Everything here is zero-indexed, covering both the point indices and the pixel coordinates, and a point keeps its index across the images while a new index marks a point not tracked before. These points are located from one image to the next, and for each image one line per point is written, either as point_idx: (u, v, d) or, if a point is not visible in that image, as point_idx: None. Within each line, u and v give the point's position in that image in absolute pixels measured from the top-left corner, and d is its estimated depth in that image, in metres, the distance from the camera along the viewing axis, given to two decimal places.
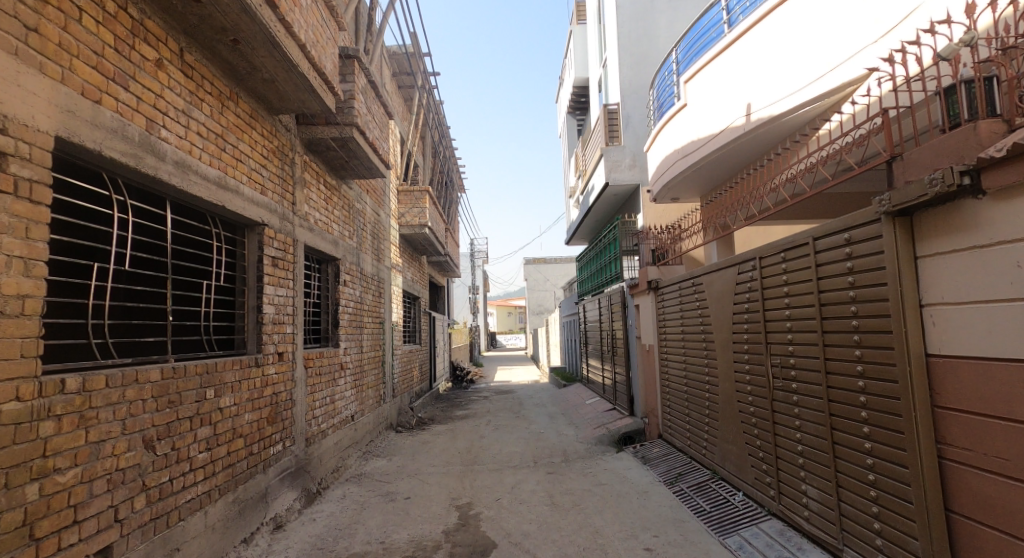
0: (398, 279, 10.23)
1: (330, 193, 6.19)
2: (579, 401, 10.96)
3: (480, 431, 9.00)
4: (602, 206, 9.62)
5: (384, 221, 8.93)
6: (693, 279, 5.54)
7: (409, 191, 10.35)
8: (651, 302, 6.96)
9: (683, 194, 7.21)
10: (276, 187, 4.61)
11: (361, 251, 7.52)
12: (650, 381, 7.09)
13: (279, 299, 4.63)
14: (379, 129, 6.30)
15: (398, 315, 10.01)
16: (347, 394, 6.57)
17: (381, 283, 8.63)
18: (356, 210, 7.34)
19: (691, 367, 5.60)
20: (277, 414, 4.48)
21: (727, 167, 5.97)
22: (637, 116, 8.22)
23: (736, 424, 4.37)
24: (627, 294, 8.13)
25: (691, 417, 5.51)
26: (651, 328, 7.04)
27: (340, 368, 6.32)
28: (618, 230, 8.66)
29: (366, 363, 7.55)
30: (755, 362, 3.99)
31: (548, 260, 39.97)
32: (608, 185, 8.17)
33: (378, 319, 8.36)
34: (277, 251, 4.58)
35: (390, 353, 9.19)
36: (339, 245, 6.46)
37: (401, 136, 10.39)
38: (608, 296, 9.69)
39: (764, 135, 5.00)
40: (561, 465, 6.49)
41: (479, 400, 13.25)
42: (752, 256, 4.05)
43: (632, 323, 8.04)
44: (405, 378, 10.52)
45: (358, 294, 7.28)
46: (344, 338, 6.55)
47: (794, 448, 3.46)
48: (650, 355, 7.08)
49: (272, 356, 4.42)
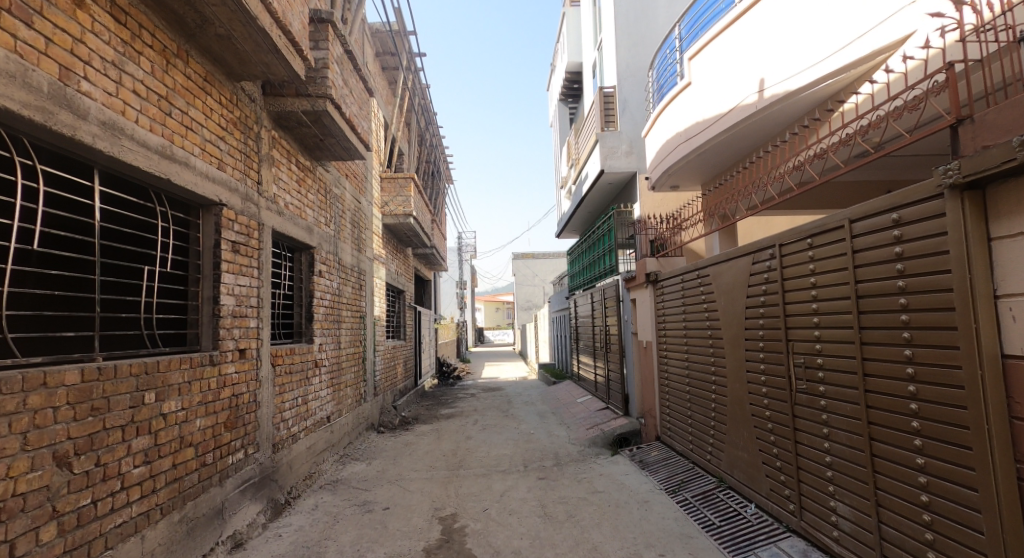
0: (381, 271, 9.73)
1: (304, 175, 5.68)
2: (570, 399, 10.56)
3: (466, 431, 8.55)
4: (596, 195, 9.15)
5: (365, 209, 8.41)
6: (697, 270, 5.12)
7: (393, 178, 9.83)
8: (649, 296, 6.54)
9: (684, 181, 6.79)
10: (237, 163, 4.10)
11: (339, 240, 7.01)
12: (647, 380, 6.69)
13: (241, 289, 4.13)
14: (359, 106, 5.80)
15: (381, 308, 9.52)
16: (323, 394, 6.09)
17: (362, 275, 8.13)
18: (335, 196, 6.83)
19: (693, 365, 5.20)
20: (238, 419, 3.99)
21: (734, 150, 5.56)
22: (634, 100, 7.80)
23: (748, 429, 3.97)
24: (623, 288, 7.72)
25: (694, 420, 5.12)
26: (648, 324, 6.63)
27: (314, 366, 5.83)
28: (613, 220, 8.23)
29: (345, 360, 7.07)
30: (773, 362, 3.58)
31: (537, 255, 39.57)
32: (603, 172, 7.73)
33: (358, 313, 7.86)
34: (239, 236, 4.08)
35: (372, 349, 8.70)
36: (314, 232, 5.96)
37: (384, 121, 9.87)
38: (601, 290, 9.28)
39: (777, 113, 4.59)
40: (553, 470, 6.07)
41: (465, 398, 12.80)
42: (770, 244, 3.65)
43: (627, 318, 7.63)
44: (389, 375, 10.03)
45: (336, 286, 6.79)
46: (319, 333, 6.06)
47: (821, 460, 3.06)
48: (648, 352, 6.67)
49: (231, 353, 3.92)
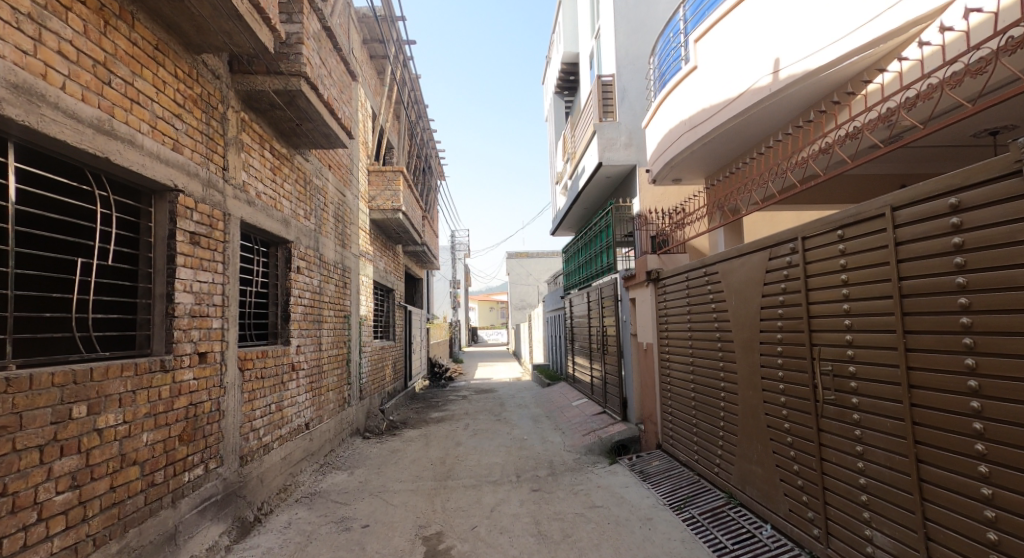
0: (368, 268, 9.30)
1: (280, 163, 5.26)
2: (565, 402, 10.17)
3: (456, 437, 8.15)
4: (593, 190, 8.78)
5: (350, 203, 8.00)
6: (703, 267, 4.75)
7: (381, 171, 9.42)
8: (650, 296, 6.16)
9: (687, 173, 6.41)
10: (197, 145, 3.68)
11: (321, 235, 6.59)
12: (647, 384, 6.31)
13: (201, 286, 3.71)
14: (339, 90, 5.39)
15: (367, 308, 9.09)
16: (300, 399, 5.67)
17: (346, 272, 7.70)
18: (316, 187, 6.41)
19: (699, 369, 4.83)
20: (196, 431, 3.58)
21: (742, 139, 5.20)
22: (634, 90, 7.42)
23: (763, 442, 3.59)
24: (621, 287, 7.34)
25: (700, 429, 4.75)
26: (649, 325, 6.26)
27: (291, 369, 5.41)
28: (611, 216, 7.83)
29: (326, 363, 6.65)
30: (794, 369, 3.21)
31: (532, 255, 39.15)
32: (601, 165, 7.34)
33: (342, 312, 7.44)
34: (198, 226, 3.67)
35: (357, 350, 8.28)
36: (291, 225, 5.53)
37: (372, 111, 9.46)
38: (598, 289, 8.90)
39: (791, 97, 4.22)
40: (547, 481, 5.69)
41: (457, 400, 12.39)
42: (791, 237, 3.28)
43: (626, 319, 7.25)
44: (376, 377, 9.60)
45: (317, 283, 6.37)
46: (297, 334, 5.65)
47: (854, 481, 2.68)
48: (648, 355, 6.29)
49: (188, 357, 3.51)
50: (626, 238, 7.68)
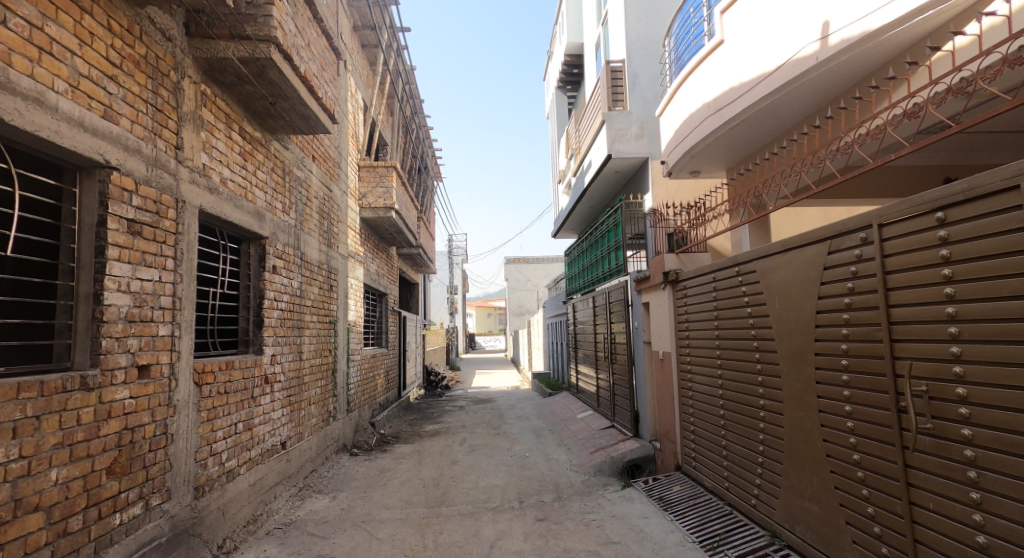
0: (358, 271, 8.67)
1: (252, 148, 4.65)
2: (569, 414, 9.53)
3: (452, 454, 7.50)
4: (600, 187, 8.19)
5: (337, 199, 7.39)
6: (734, 266, 4.15)
7: (373, 167, 8.82)
8: (667, 299, 5.56)
9: (706, 164, 5.84)
10: (140, 116, 3.07)
11: (303, 232, 5.97)
12: (664, 398, 5.69)
13: (141, 284, 3.07)
14: (320, 66, 4.79)
15: (357, 313, 8.46)
16: (275, 415, 5.03)
17: (332, 273, 7.08)
18: (297, 179, 5.79)
19: (728, 383, 4.21)
20: (132, 461, 2.95)
21: (775, 123, 4.62)
22: (645, 76, 6.86)
23: (820, 474, 2.97)
24: (632, 291, 6.75)
25: (731, 452, 4.12)
26: (665, 332, 5.65)
27: (263, 382, 4.78)
28: (621, 213, 7.20)
29: (308, 374, 6.02)
30: (865, 387, 2.59)
31: (530, 261, 38.63)
32: (610, 157, 6.75)
33: (327, 317, 6.82)
34: (140, 213, 3.05)
35: (344, 358, 7.63)
36: (266, 219, 4.90)
37: (364, 103, 8.87)
38: (606, 293, 8.29)
39: (841, 68, 3.63)
40: (553, 507, 5.05)
41: (454, 411, 11.75)
42: (861, 225, 2.67)
43: (637, 326, 6.65)
44: (366, 387, 8.97)
45: (298, 286, 5.75)
46: (272, 342, 5.02)
47: (966, 538, 2.06)
48: (665, 365, 5.68)
49: (123, 372, 2.88)
50: (636, 237, 7.08)
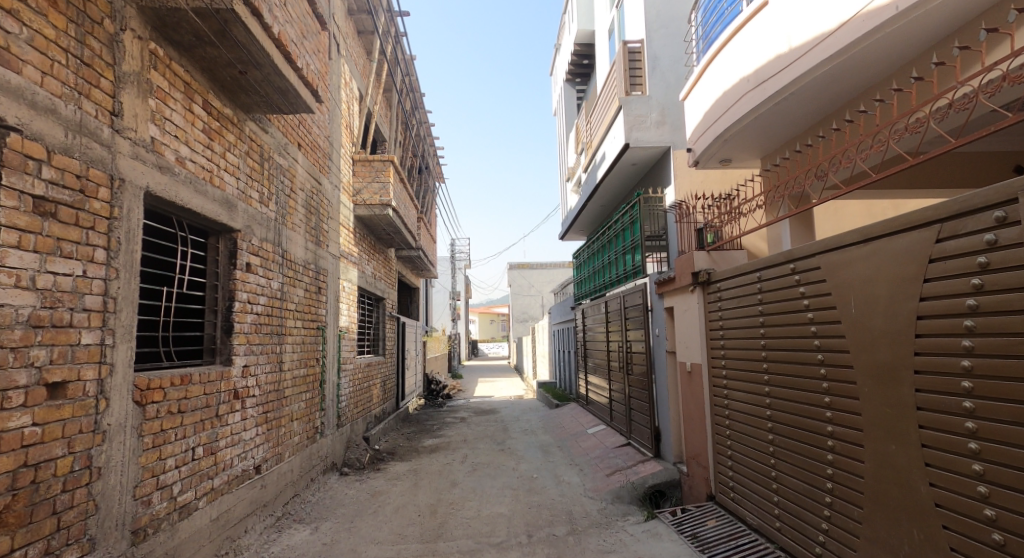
0: (351, 273, 8.03)
1: (221, 125, 4.01)
2: (579, 428, 8.83)
3: (451, 474, 6.82)
4: (614, 182, 7.54)
5: (327, 193, 6.76)
6: (785, 263, 3.49)
7: (368, 161, 8.20)
8: (695, 304, 4.90)
9: (738, 152, 5.20)
10: (55, 68, 2.43)
11: (285, 227, 5.32)
12: (693, 415, 5.02)
13: (55, 280, 2.42)
14: (300, 32, 4.15)
15: (349, 318, 7.80)
16: (246, 436, 4.36)
17: (321, 275, 6.43)
18: (279, 168, 5.17)
19: (778, 402, 3.54)
20: (35, 509, 2.29)
21: (829, 96, 3.98)
22: (667, 58, 6.22)
23: (924, 530, 2.30)
24: (654, 295, 6.10)
25: (783, 485, 3.45)
26: (693, 340, 4.98)
27: (232, 398, 4.13)
28: (639, 209, 6.53)
29: (289, 386, 5.36)
30: (1008, 417, 1.94)
31: (534, 266, 38.02)
32: (628, 146, 6.11)
33: (314, 323, 6.16)
34: (52, 188, 2.40)
35: (334, 368, 6.97)
36: (237, 209, 4.26)
37: (360, 92, 8.26)
38: (621, 297, 7.62)
39: (923, 23, 2.99)
40: (567, 544, 4.36)
41: (455, 423, 11.06)
42: (996, 201, 2.02)
43: (658, 334, 5.98)
44: (359, 399, 8.30)
45: (278, 287, 5.10)
46: (245, 351, 4.37)
47: None
48: (693, 377, 5.02)
49: (18, 393, 2.22)
50: (656, 235, 6.41)
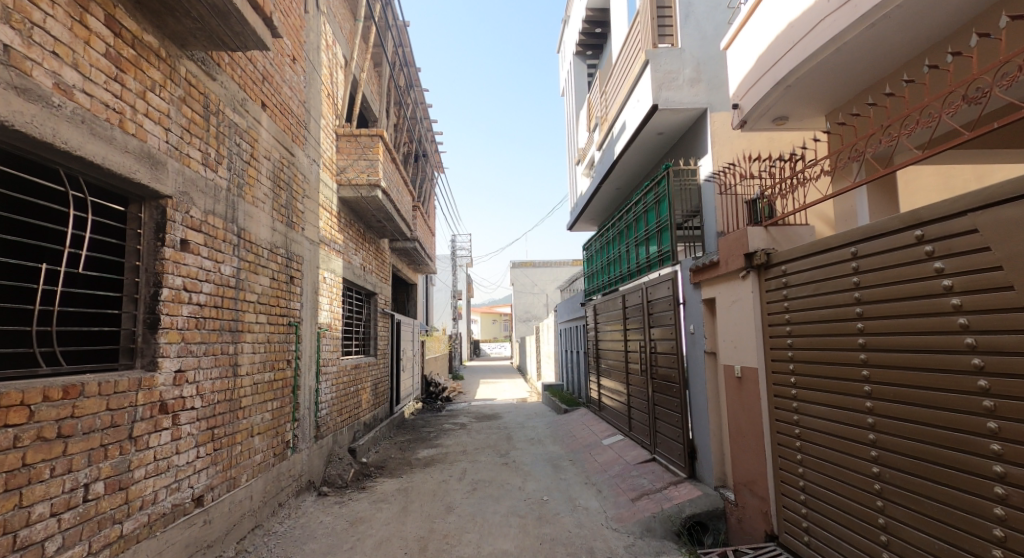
0: (335, 262, 7.08)
1: (141, 55, 3.06)
2: (593, 438, 7.85)
3: (447, 495, 5.87)
4: (635, 155, 6.55)
5: (302, 166, 5.81)
6: (902, 230, 2.53)
7: (354, 135, 7.26)
8: (748, 293, 3.94)
9: (799, 106, 4.24)
10: None
11: (243, 201, 4.37)
12: (746, 432, 4.05)
13: None
14: None
15: (331, 314, 6.84)
16: (180, 461, 3.40)
17: (293, 262, 5.48)
18: (233, 126, 4.21)
19: (887, 423, 2.58)
20: None
21: (945, 12, 3.00)
22: (703, 4, 5.25)
23: None
24: (689, 285, 5.13)
25: (898, 540, 2.48)
26: (746, 339, 4.01)
27: (158, 413, 3.18)
28: (667, 184, 5.55)
29: (247, 395, 4.40)
30: None
31: (537, 265, 37.01)
32: (657, 107, 5.14)
33: (283, 319, 5.20)
34: None
35: (311, 371, 6.02)
36: (168, 169, 3.31)
37: (344, 58, 7.30)
38: (642, 290, 6.65)
39: None
40: None
41: (454, 430, 10.11)
42: None
43: (695, 331, 5.04)
44: (345, 406, 7.36)
45: (231, 273, 4.14)
46: (179, 352, 3.40)
47: None
48: (744, 384, 4.07)
49: None
50: (690, 215, 5.44)
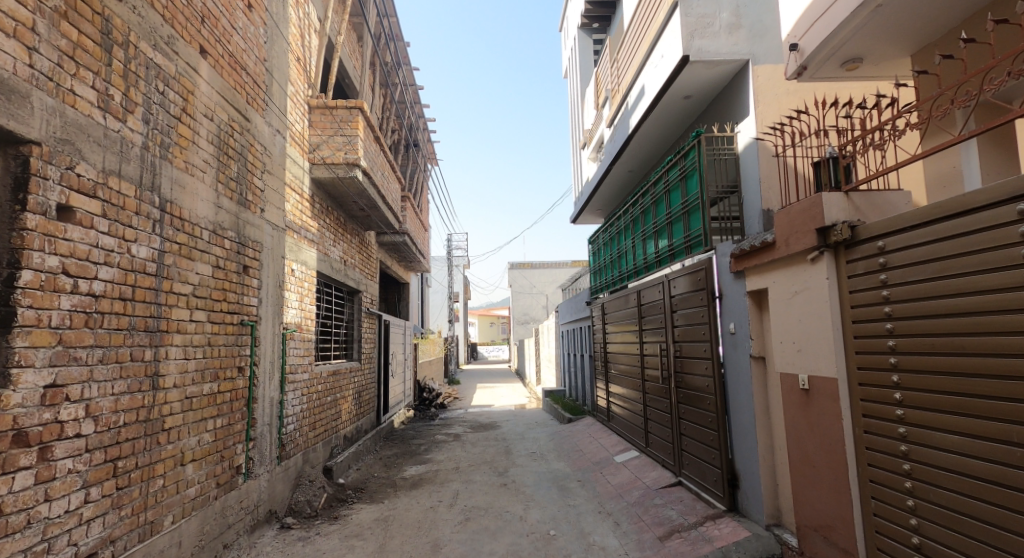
0: (308, 254, 6.16)
1: None
2: (603, 455, 6.90)
3: (434, 527, 4.92)
4: (655, 125, 5.63)
5: (261, 136, 4.88)
6: None
7: (330, 108, 6.34)
8: (821, 281, 3.03)
9: (880, 43, 3.36)
10: None
11: (169, 165, 3.43)
12: (814, 460, 3.15)
13: None
14: None
15: (302, 313, 5.89)
16: (52, 513, 2.44)
17: (246, 249, 4.54)
18: (155, 67, 3.28)
19: None
20: None
21: None
22: None
23: None
24: (729, 275, 4.22)
25: None
26: (816, 340, 3.10)
27: (9, 448, 2.24)
28: (697, 155, 4.63)
29: (176, 413, 3.46)
30: None
31: (536, 266, 36.09)
32: (689, 56, 4.24)
33: (231, 317, 4.25)
34: None
35: (273, 381, 5.07)
36: (30, 103, 2.36)
37: (319, 20, 6.38)
38: (662, 285, 5.72)
39: None
40: None
41: (447, 442, 9.14)
42: None
43: (736, 332, 4.13)
44: (319, 418, 6.40)
45: (149, 257, 3.20)
46: (51, 360, 2.46)
47: None
48: (812, 399, 3.16)
49: None
50: (725, 192, 4.53)
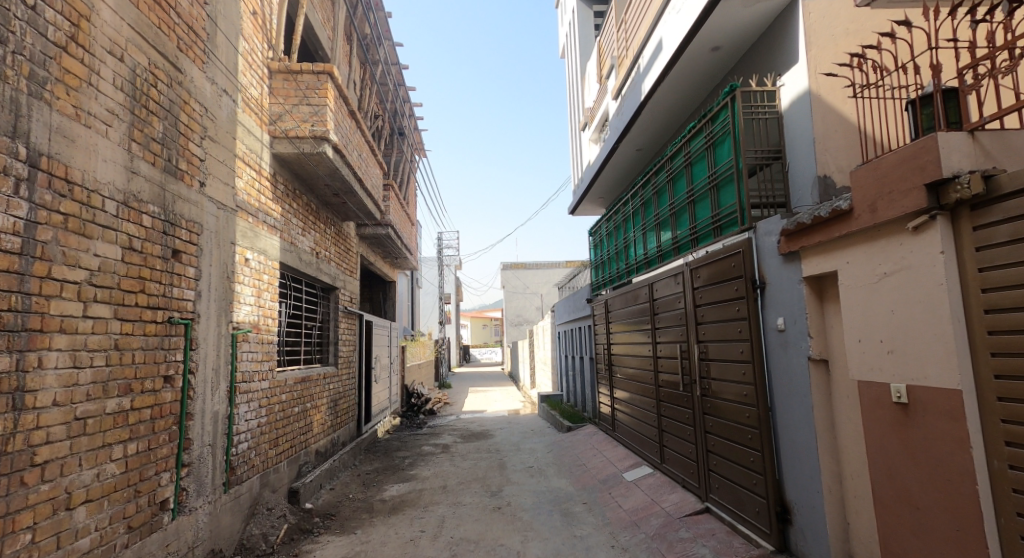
0: (269, 243, 5.28)
1: None
2: (611, 472, 6.04)
3: None
4: (675, 85, 4.81)
5: (201, 93, 4.01)
6: None
7: (294, 72, 5.46)
8: (932, 256, 2.21)
9: None
10: None
11: (47, 107, 2.55)
12: (918, 499, 2.33)
13: None
14: None
15: (259, 311, 5.01)
16: None
17: (178, 229, 3.66)
18: None
19: None
20: None
21: None
22: None
23: None
24: (777, 258, 3.39)
25: None
26: (921, 337, 2.28)
27: None
28: (731, 114, 3.80)
29: (58, 440, 2.58)
30: None
31: (529, 266, 35.20)
32: None
33: (153, 314, 3.37)
34: None
35: (218, 391, 4.19)
36: None
37: None
38: (680, 276, 4.90)
39: None
40: None
41: (434, 455, 8.26)
42: None
43: (786, 329, 3.30)
44: (283, 433, 5.51)
45: (9, 228, 2.33)
46: None
47: None
48: (915, 417, 2.33)
49: None
50: (767, 158, 3.69)
